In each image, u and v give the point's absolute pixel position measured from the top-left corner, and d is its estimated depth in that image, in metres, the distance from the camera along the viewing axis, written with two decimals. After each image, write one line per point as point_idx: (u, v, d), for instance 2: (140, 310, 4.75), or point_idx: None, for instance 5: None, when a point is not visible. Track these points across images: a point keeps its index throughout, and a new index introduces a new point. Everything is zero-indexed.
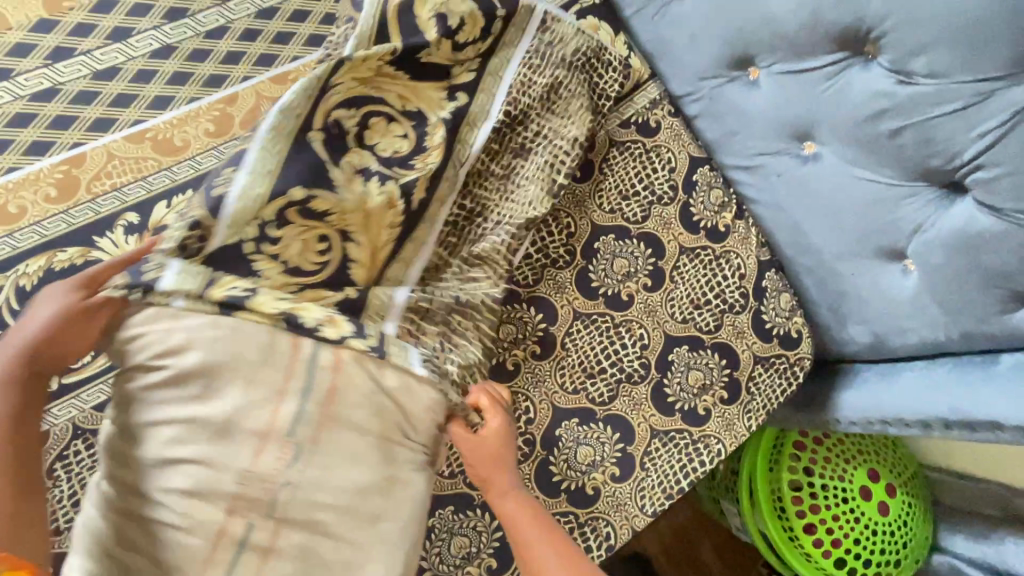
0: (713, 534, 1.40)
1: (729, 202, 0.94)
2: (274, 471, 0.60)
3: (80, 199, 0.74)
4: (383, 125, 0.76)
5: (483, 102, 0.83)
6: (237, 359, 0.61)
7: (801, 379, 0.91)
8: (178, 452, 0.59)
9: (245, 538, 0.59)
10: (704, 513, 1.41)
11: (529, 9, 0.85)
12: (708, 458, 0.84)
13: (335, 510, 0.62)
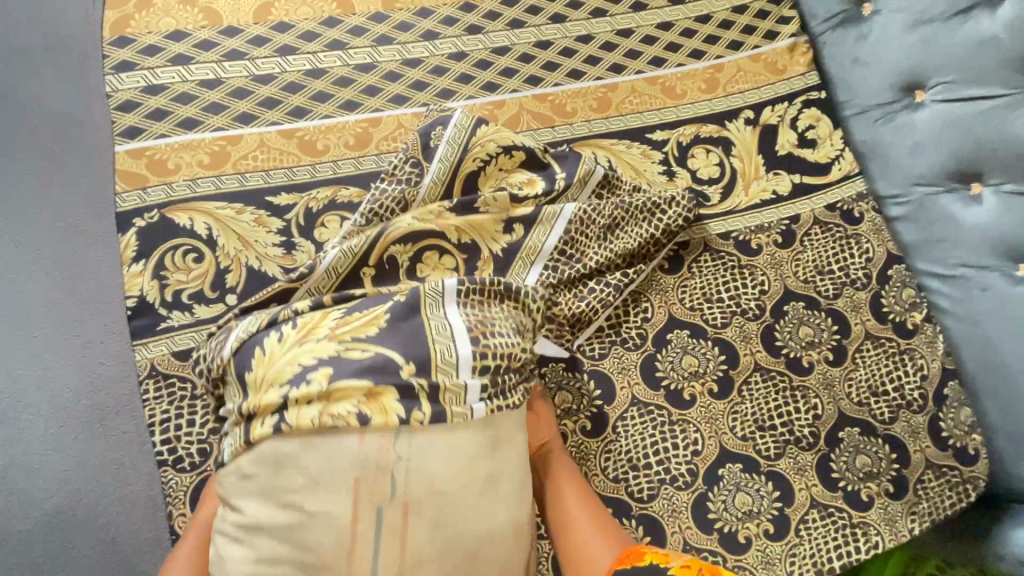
0: None
1: (921, 304, 0.95)
2: (376, 472, 0.58)
3: (369, 151, 0.88)
4: (435, 259, 0.80)
5: (540, 236, 0.83)
6: (317, 332, 0.63)
7: (973, 500, 0.86)
8: (289, 451, 0.59)
9: (379, 522, 0.58)
10: None
11: (590, 169, 0.86)
12: (864, 547, 0.81)
13: (451, 478, 0.60)
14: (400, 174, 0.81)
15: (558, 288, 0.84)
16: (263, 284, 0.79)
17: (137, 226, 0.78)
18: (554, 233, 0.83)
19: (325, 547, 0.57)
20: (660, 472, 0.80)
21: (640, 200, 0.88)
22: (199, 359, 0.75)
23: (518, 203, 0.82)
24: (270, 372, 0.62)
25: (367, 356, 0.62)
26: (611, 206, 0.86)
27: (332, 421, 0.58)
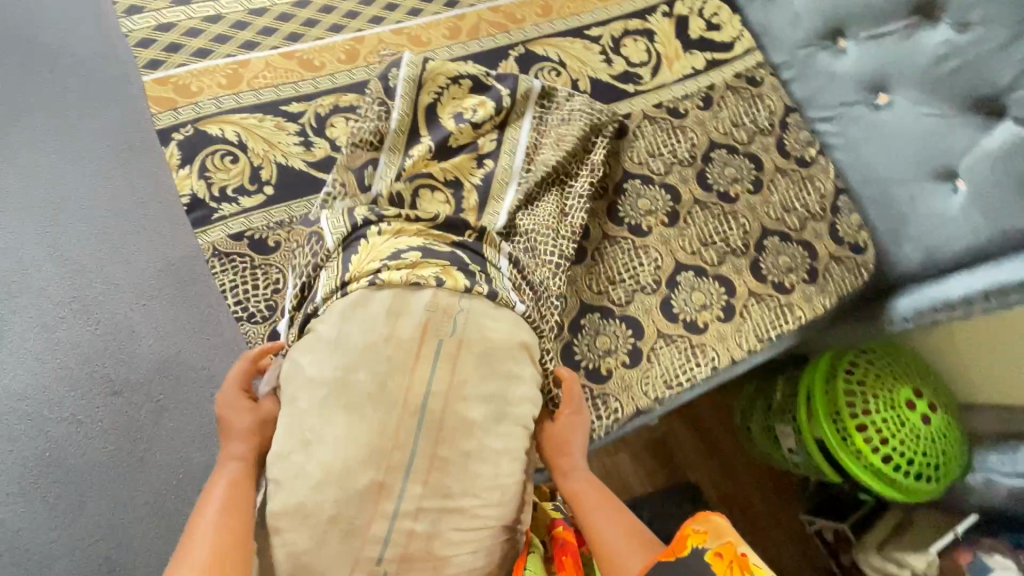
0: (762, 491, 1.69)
1: (815, 143, 1.21)
2: (442, 316, 0.77)
3: (360, 63, 1.04)
4: (429, 195, 0.95)
5: (507, 162, 1.00)
6: (411, 236, 0.85)
7: (865, 279, 1.12)
8: (372, 298, 0.78)
9: (437, 352, 0.76)
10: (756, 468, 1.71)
11: (527, 86, 1.03)
12: (792, 319, 1.06)
13: (497, 338, 0.79)
14: (371, 115, 0.96)
15: (535, 190, 0.99)
16: (294, 176, 0.95)
17: (176, 139, 0.93)
18: (518, 151, 1.01)
19: (390, 363, 0.74)
20: (633, 283, 1.02)
21: (574, 107, 1.07)
22: (252, 238, 0.90)
23: (479, 126, 0.99)
24: (375, 253, 0.82)
25: (446, 251, 0.84)
26: (551, 125, 1.04)
27: (418, 278, 0.79)
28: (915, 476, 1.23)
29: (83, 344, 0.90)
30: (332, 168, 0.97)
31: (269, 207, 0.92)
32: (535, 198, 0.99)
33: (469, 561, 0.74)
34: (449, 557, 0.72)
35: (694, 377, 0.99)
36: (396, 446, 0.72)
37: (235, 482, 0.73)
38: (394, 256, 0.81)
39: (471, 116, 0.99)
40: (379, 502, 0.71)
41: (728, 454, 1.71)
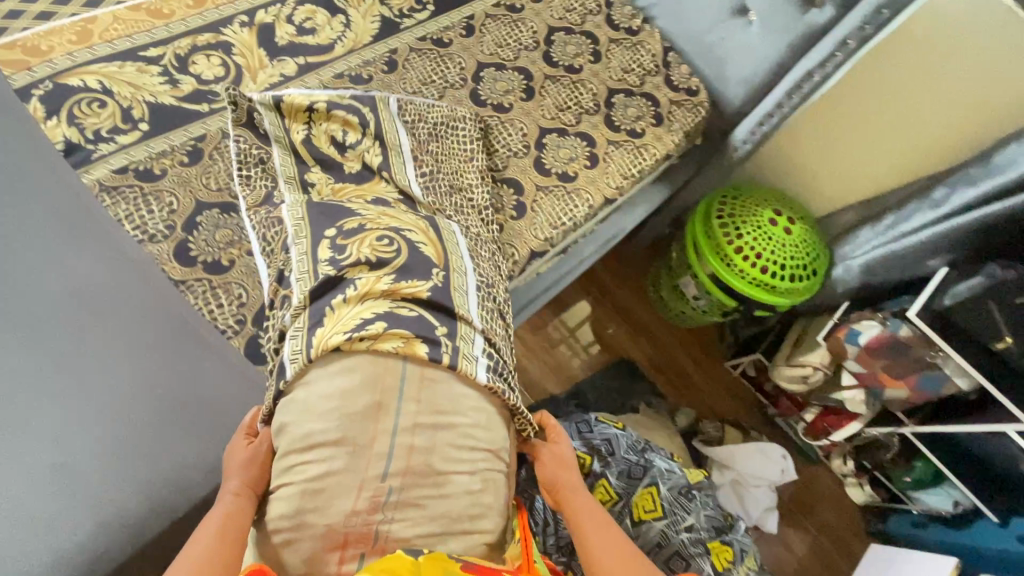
0: (689, 352, 1.88)
1: (638, 14, 1.38)
2: (417, 267, 0.88)
3: (208, 5, 1.11)
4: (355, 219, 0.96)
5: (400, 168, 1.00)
6: (378, 282, 0.85)
7: (705, 116, 1.31)
8: (350, 252, 0.87)
9: (416, 298, 0.86)
10: (681, 335, 1.90)
11: (386, 103, 1.04)
12: (648, 157, 1.23)
13: (464, 288, 0.91)
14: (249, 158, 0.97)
15: (439, 194, 1.02)
16: (165, 111, 1.00)
17: (37, 94, 0.96)
18: (409, 164, 1.00)
19: (377, 309, 0.83)
20: (507, 152, 1.15)
21: (436, 115, 1.09)
22: (136, 170, 0.95)
23: (357, 147, 1.00)
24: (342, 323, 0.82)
25: (413, 314, 0.84)
26: (423, 127, 1.07)
27: (386, 350, 0.80)
28: (791, 279, 1.44)
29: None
30: (202, 100, 1.03)
31: (148, 141, 0.98)
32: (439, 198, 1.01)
33: (466, 483, 0.80)
34: (446, 480, 0.79)
35: (575, 215, 1.13)
36: (386, 371, 0.80)
37: (229, 515, 0.75)
38: (358, 329, 0.81)
39: (342, 136, 1.00)
40: (378, 419, 0.78)
41: (653, 327, 1.89)
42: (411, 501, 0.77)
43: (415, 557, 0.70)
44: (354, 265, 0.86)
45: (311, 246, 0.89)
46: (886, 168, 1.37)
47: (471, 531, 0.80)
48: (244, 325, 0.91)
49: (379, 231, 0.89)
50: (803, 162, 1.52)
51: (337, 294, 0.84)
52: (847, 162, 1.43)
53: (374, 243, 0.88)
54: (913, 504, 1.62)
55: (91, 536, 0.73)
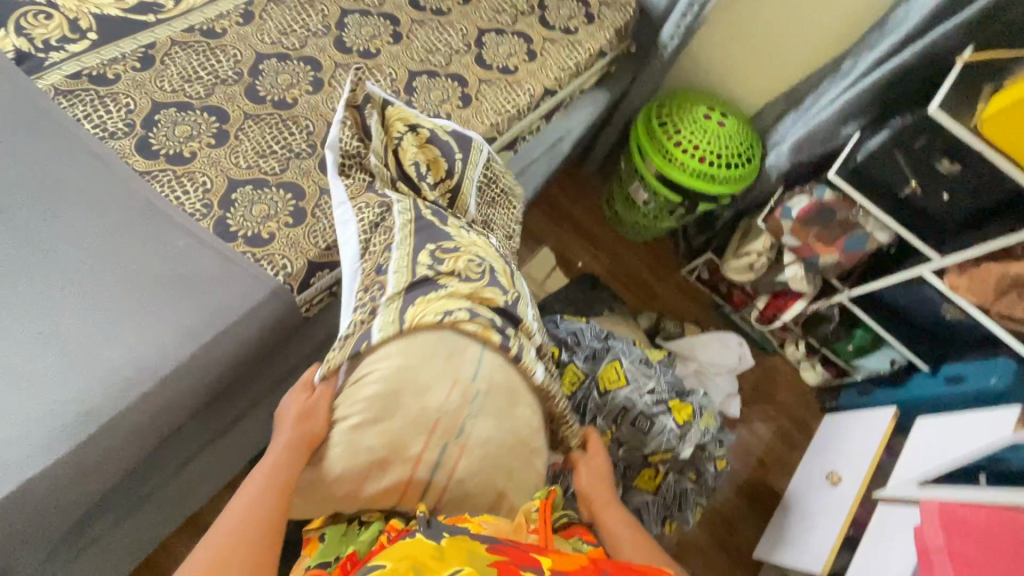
0: (647, 263, 1.99)
1: None
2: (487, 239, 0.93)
3: None
4: None
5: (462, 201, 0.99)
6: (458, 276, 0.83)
7: (633, 14, 1.40)
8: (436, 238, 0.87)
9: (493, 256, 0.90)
10: (638, 248, 2.01)
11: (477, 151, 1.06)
12: (583, 52, 1.31)
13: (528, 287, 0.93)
14: (351, 149, 0.93)
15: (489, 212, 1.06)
16: (112, 22, 1.04)
17: None
18: (473, 198, 1.01)
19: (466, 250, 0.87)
20: (449, 50, 1.22)
21: (499, 182, 1.09)
22: (90, 75, 0.99)
23: (434, 187, 0.97)
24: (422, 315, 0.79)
25: (490, 315, 0.82)
26: (489, 183, 1.07)
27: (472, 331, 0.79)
28: (729, 168, 1.54)
29: None
30: (147, 11, 1.07)
31: (98, 49, 1.01)
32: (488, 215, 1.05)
33: (529, 417, 0.81)
34: (520, 403, 0.81)
35: (518, 103, 1.21)
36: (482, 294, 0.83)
37: (276, 466, 0.68)
38: (443, 314, 0.79)
39: (423, 170, 0.96)
40: (465, 332, 0.79)
41: (611, 243, 1.99)
42: (487, 411, 0.76)
43: (436, 541, 0.61)
44: (450, 273, 0.83)
45: (411, 255, 0.84)
46: (802, 52, 1.50)
47: (529, 460, 0.80)
48: (211, 209, 0.95)
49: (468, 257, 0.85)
50: (729, 64, 1.64)
51: (426, 288, 0.81)
52: (766, 54, 1.56)
53: (468, 263, 0.85)
54: (859, 372, 1.76)
55: (84, 391, 0.80)
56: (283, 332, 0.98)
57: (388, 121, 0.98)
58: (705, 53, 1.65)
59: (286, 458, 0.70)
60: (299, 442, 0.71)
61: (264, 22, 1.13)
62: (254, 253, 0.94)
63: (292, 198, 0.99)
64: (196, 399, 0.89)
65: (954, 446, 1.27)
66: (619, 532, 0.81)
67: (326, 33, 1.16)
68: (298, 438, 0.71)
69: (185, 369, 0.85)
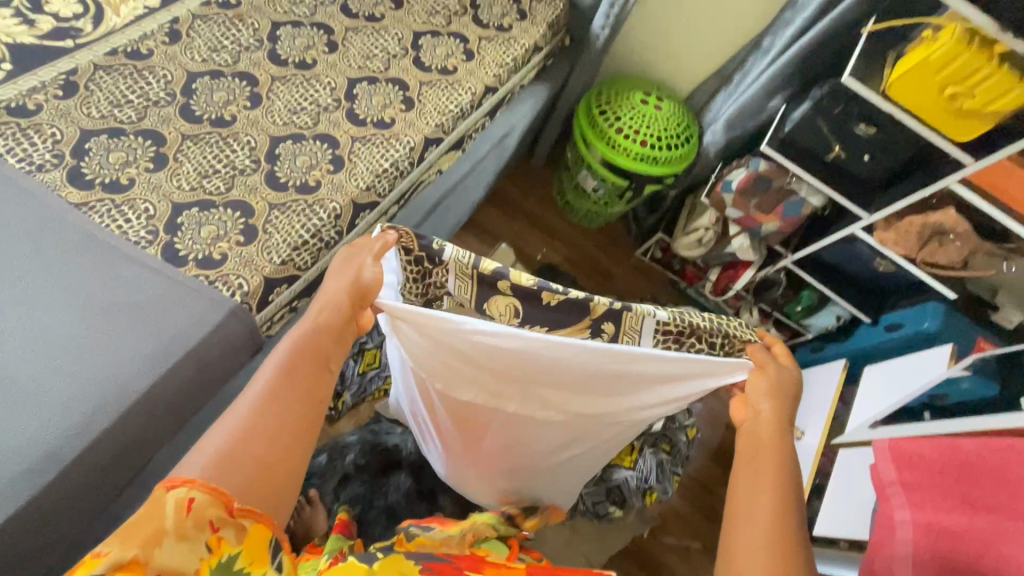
0: (603, 249, 2.04)
1: None
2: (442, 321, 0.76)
3: None
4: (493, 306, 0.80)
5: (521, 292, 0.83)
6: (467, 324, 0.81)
7: (564, 8, 1.43)
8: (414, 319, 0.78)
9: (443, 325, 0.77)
10: (594, 235, 2.05)
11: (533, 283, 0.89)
12: (520, 47, 1.34)
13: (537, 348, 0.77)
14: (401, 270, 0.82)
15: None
16: (27, 50, 0.99)
17: None
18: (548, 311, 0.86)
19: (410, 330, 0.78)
20: (387, 55, 1.23)
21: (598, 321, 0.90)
22: (9, 107, 0.94)
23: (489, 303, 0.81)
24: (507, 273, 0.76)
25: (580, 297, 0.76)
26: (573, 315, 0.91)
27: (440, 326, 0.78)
28: (669, 150, 1.61)
29: None
30: (64, 36, 1.03)
31: (15, 79, 0.96)
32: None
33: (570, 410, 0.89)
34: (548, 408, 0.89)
35: (462, 103, 1.22)
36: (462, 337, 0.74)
37: (290, 359, 0.66)
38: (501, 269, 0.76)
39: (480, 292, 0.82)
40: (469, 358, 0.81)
41: (567, 231, 2.02)
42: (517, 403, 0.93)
43: (370, 564, 0.62)
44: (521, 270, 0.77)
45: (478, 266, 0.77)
46: (726, 33, 1.58)
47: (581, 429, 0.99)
48: (157, 235, 0.92)
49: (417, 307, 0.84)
50: (662, 49, 1.70)
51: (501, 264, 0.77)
52: (694, 37, 1.63)
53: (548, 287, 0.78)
54: (810, 330, 1.84)
55: (38, 436, 0.76)
56: (245, 352, 0.96)
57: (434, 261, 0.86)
58: (638, 39, 1.71)
59: (305, 360, 0.67)
60: (320, 341, 0.69)
61: (192, 39, 1.11)
62: (208, 276, 0.92)
63: (240, 216, 0.97)
64: (157, 431, 0.87)
65: (897, 390, 1.38)
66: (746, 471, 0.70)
67: (258, 46, 1.15)
68: (322, 335, 0.70)
69: (146, 401, 0.83)
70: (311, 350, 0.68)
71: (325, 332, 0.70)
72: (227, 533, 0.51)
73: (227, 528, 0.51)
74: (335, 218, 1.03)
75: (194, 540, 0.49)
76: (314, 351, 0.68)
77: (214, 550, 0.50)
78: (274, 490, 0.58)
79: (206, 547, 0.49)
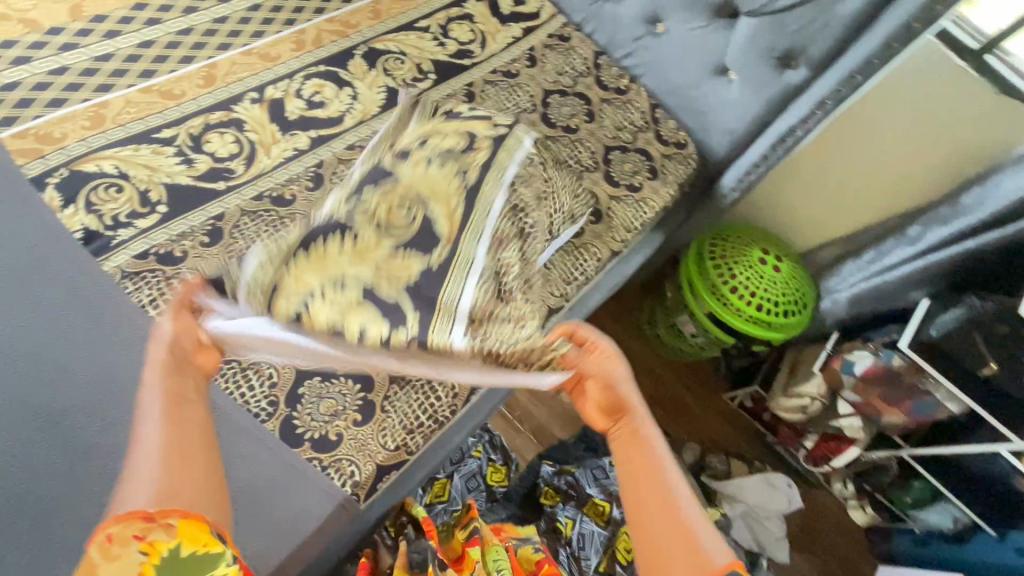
0: (688, 388, 1.93)
1: (624, 74, 1.44)
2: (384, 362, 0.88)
3: (219, 85, 1.13)
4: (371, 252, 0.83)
5: (451, 290, 0.83)
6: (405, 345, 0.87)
7: (695, 167, 1.38)
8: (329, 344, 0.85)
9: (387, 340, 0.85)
10: (678, 370, 1.96)
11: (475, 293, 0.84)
12: (651, 210, 1.28)
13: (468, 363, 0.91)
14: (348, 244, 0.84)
15: (526, 201, 0.95)
16: (182, 192, 1.01)
17: (52, 183, 0.95)
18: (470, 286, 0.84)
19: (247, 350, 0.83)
20: None
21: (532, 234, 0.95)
22: (158, 254, 0.95)
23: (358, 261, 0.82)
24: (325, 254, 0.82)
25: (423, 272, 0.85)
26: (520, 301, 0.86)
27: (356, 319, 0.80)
28: (783, 316, 1.50)
29: (46, 409, 0.82)
30: (218, 178, 1.04)
31: (167, 224, 0.97)
32: (521, 206, 0.94)
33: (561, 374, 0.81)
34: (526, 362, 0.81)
35: (587, 271, 1.18)
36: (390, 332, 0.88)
37: (168, 392, 0.66)
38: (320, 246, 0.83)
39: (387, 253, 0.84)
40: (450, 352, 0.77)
41: (653, 363, 1.94)
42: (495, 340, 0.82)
43: None
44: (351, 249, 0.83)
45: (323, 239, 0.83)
46: (860, 205, 1.48)
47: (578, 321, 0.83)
48: (277, 407, 0.90)
49: (337, 235, 0.84)
50: (787, 203, 1.62)
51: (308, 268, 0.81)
52: (825, 198, 1.53)
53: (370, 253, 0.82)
54: (914, 522, 1.64)
55: None
56: (338, 535, 0.91)
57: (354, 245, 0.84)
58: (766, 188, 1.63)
59: (185, 397, 0.67)
60: (180, 387, 0.68)
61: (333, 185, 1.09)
62: (320, 460, 0.89)
63: (360, 389, 0.94)
64: None
65: None
66: (649, 501, 0.67)
67: None
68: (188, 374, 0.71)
69: None
70: (174, 396, 0.66)
71: (169, 374, 0.69)
72: (157, 534, 0.53)
73: (153, 532, 0.53)
74: (452, 396, 1.00)
75: (127, 555, 0.51)
76: (176, 397, 0.66)
77: (150, 554, 0.52)
78: (220, 504, 0.61)
79: (140, 553, 0.51)
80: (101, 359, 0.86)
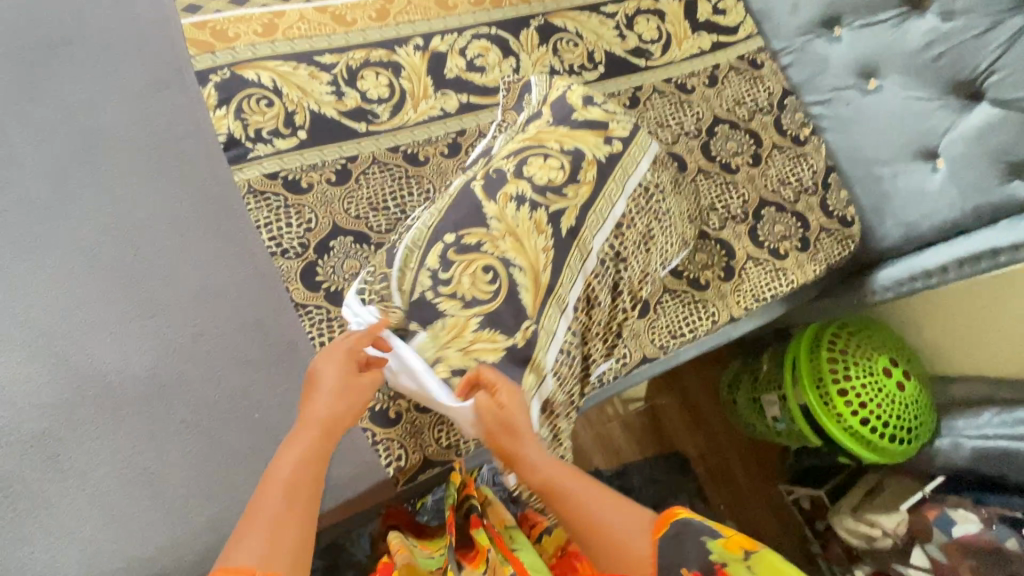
0: (745, 465, 1.79)
1: (808, 124, 1.27)
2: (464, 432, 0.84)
3: (389, 22, 1.09)
4: (482, 278, 0.81)
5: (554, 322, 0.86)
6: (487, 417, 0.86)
7: (852, 251, 1.19)
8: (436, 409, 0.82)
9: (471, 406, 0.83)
10: (741, 441, 1.81)
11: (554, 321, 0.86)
12: (786, 283, 1.13)
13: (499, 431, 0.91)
14: (472, 263, 0.81)
15: (626, 243, 0.92)
16: (325, 123, 1.00)
17: (213, 80, 0.97)
18: (563, 323, 0.88)
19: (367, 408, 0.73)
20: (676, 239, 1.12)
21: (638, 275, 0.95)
22: (286, 179, 0.95)
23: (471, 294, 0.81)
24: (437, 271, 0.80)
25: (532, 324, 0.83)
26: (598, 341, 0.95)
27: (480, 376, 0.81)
28: (889, 439, 1.32)
29: (138, 292, 0.83)
30: (361, 118, 1.02)
31: (302, 151, 0.97)
32: (621, 251, 0.92)
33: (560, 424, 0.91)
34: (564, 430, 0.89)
35: (696, 331, 1.07)
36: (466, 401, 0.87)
37: (314, 456, 0.64)
38: (437, 264, 0.81)
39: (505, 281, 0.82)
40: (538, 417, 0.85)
41: (717, 426, 1.81)
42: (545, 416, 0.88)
43: None
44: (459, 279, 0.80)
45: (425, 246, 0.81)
46: (1019, 357, 1.26)
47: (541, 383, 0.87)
48: None
49: (490, 259, 0.81)
50: (931, 320, 1.42)
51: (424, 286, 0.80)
52: (981, 334, 1.31)
53: (478, 274, 0.81)
54: None
55: (147, 544, 0.74)
56: (362, 507, 0.90)
57: (473, 264, 0.81)
58: (923, 299, 1.41)
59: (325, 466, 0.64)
60: (320, 454, 0.65)
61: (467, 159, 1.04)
62: (374, 434, 0.89)
63: None
64: None
65: None
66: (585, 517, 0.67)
67: None
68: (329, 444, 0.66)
69: None
70: (316, 461, 0.64)
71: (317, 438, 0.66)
72: None
73: None
74: None
75: None
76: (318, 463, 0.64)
77: None
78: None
79: None
80: (201, 262, 0.87)
